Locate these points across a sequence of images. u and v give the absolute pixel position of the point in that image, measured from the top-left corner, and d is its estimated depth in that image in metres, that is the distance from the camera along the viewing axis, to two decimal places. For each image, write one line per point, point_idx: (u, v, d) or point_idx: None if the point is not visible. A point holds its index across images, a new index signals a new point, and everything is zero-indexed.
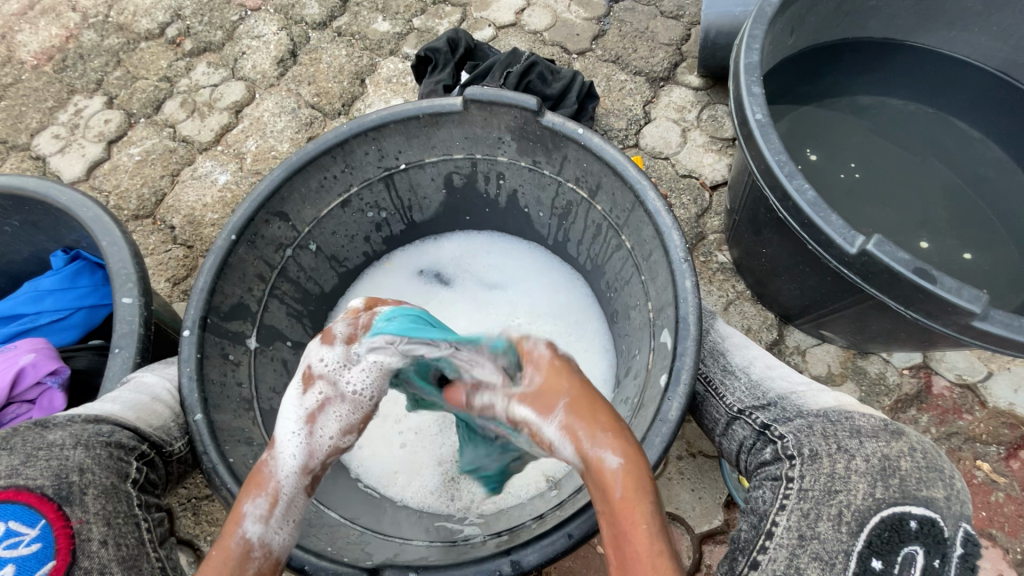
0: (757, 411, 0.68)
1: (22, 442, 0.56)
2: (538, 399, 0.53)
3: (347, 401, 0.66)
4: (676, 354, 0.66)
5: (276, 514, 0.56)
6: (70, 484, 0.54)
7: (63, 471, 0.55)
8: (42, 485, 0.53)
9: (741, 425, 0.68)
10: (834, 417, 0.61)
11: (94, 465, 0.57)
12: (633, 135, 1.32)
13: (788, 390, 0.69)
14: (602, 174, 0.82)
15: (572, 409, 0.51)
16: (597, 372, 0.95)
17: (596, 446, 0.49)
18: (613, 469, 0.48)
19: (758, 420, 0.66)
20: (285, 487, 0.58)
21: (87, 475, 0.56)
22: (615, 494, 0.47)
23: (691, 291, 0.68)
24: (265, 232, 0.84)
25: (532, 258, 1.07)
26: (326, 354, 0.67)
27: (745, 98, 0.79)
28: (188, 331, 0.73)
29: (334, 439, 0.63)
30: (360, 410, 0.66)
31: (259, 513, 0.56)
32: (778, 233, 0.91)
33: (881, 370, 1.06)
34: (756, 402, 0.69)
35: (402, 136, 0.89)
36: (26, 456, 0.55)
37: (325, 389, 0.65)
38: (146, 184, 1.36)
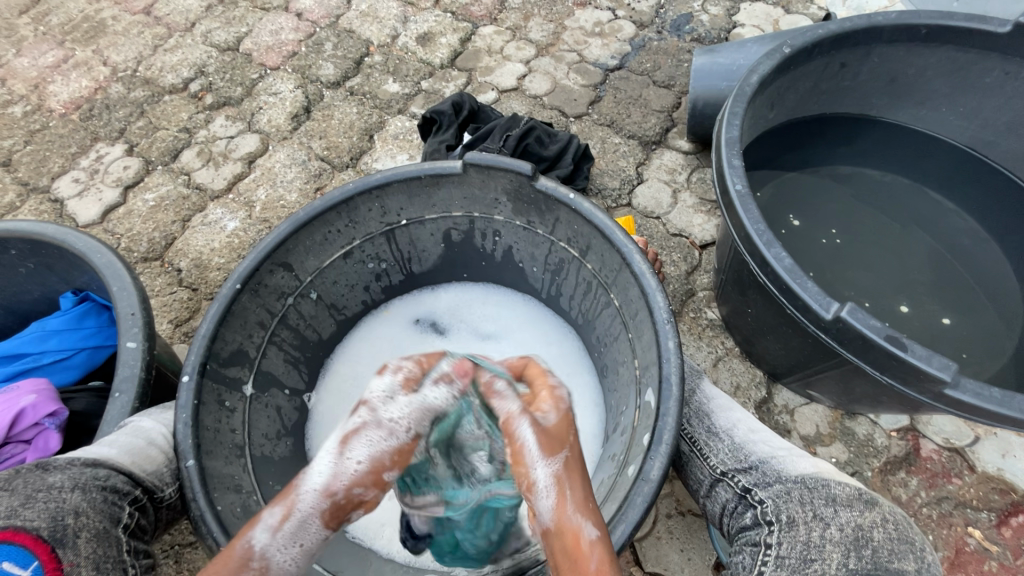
0: (738, 472, 0.69)
1: (23, 484, 0.58)
2: (546, 439, 0.57)
3: (391, 433, 0.58)
4: (659, 414, 0.68)
5: (285, 529, 0.55)
6: (65, 526, 0.56)
7: (60, 513, 0.56)
8: (38, 527, 0.55)
9: (723, 487, 0.70)
10: (812, 484, 0.63)
11: (89, 508, 0.59)
12: (626, 195, 1.38)
13: (769, 453, 0.70)
14: (592, 236, 0.86)
15: (570, 467, 0.57)
16: (586, 427, 0.98)
17: (578, 516, 0.55)
18: (588, 539, 0.54)
19: (739, 483, 0.68)
20: (302, 505, 0.55)
21: (82, 518, 0.57)
22: (592, 566, 0.53)
23: (674, 351, 0.70)
24: (268, 281, 0.88)
25: (526, 310, 1.11)
26: (378, 384, 0.62)
27: (726, 171, 0.84)
28: (187, 377, 0.75)
29: (361, 466, 0.56)
30: (395, 441, 0.58)
31: (271, 523, 0.55)
32: (760, 294, 0.94)
33: (869, 431, 1.07)
34: (738, 464, 0.70)
35: (404, 195, 0.94)
36: (26, 497, 0.56)
37: (364, 414, 0.59)
38: (158, 229, 1.41)
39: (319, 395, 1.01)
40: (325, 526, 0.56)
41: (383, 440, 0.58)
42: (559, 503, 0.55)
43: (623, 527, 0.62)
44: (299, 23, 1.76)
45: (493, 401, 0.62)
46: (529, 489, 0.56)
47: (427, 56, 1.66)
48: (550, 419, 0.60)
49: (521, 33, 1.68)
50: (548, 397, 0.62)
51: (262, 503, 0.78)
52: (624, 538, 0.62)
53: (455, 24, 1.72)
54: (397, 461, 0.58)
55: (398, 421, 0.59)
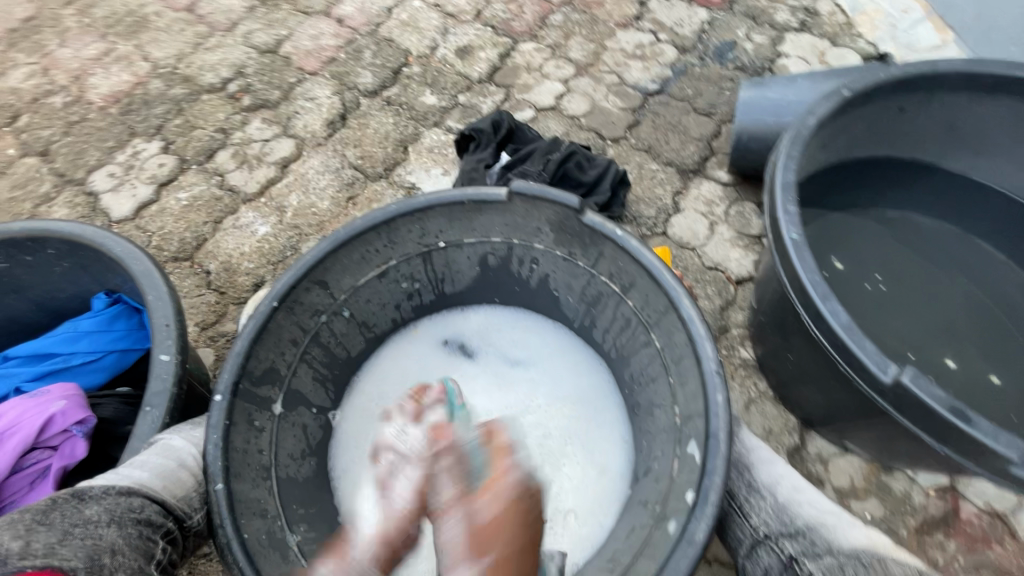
0: (783, 538, 0.67)
1: (60, 517, 0.57)
2: (487, 527, 0.62)
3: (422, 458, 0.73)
4: (704, 471, 0.65)
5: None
6: (101, 566, 0.55)
7: (97, 552, 0.55)
8: (75, 568, 0.53)
9: (767, 551, 0.67)
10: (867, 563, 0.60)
11: (125, 546, 0.58)
12: (661, 224, 1.35)
13: (817, 520, 0.68)
14: (637, 274, 0.84)
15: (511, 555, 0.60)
16: (613, 464, 0.95)
17: None
18: None
19: (785, 550, 0.66)
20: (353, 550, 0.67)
21: (117, 557, 0.56)
22: None
23: (723, 406, 0.68)
24: (304, 299, 0.87)
25: (557, 339, 1.08)
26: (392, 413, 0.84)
27: (781, 217, 0.82)
28: (219, 396, 0.74)
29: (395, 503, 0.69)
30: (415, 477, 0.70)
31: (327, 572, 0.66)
32: (805, 342, 0.91)
33: (906, 488, 1.03)
34: (783, 528, 0.68)
35: (445, 219, 0.93)
36: (63, 533, 0.55)
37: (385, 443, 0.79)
38: (190, 229, 1.42)
39: (344, 412, 0.98)
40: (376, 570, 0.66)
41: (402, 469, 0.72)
42: None
43: None
44: (339, 29, 1.77)
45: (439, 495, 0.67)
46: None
47: (465, 69, 1.65)
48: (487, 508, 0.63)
49: (561, 51, 1.67)
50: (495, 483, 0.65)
51: (287, 529, 0.76)
52: None
53: (495, 38, 1.71)
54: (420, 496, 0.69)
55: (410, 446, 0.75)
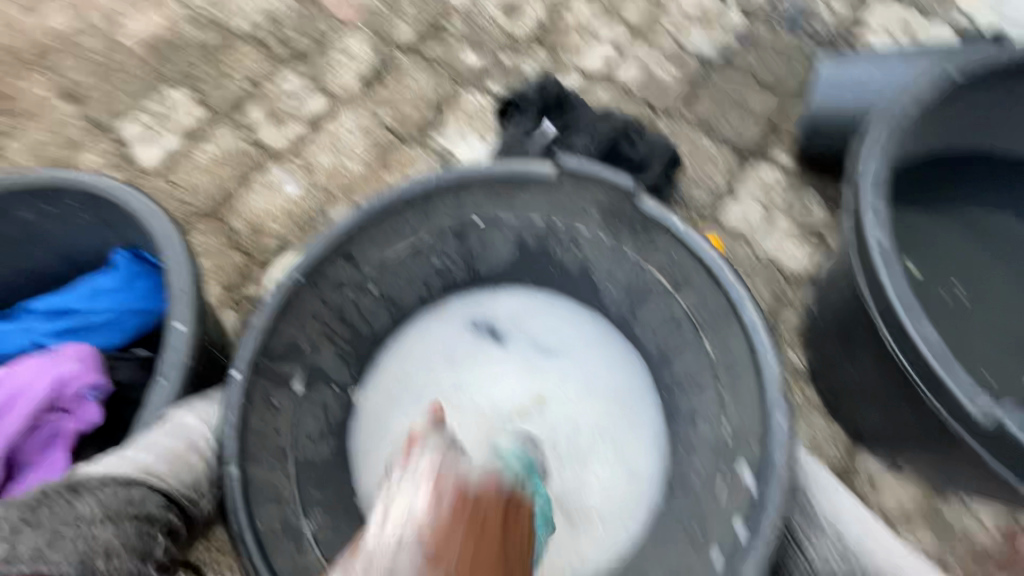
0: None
1: (49, 516, 0.53)
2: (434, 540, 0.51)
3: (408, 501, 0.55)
4: (761, 504, 0.60)
5: None
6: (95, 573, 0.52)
7: (89, 556, 0.52)
8: None
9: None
10: None
11: (120, 547, 0.55)
12: (713, 209, 1.25)
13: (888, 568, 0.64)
14: (693, 271, 0.75)
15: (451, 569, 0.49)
16: (644, 469, 0.89)
17: None
18: None
19: None
20: None
21: (110, 560, 0.54)
22: None
23: (786, 434, 0.62)
24: (331, 273, 0.82)
25: (592, 329, 0.99)
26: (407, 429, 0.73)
27: (867, 217, 0.71)
28: (237, 374, 0.70)
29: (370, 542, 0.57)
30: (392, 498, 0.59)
31: None
32: (872, 357, 0.82)
33: (960, 519, 0.95)
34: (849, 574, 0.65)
35: (484, 194, 0.85)
36: (53, 535, 0.52)
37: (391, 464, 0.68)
38: (217, 184, 1.37)
39: (366, 391, 0.94)
40: None
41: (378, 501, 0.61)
42: None
43: None
44: None
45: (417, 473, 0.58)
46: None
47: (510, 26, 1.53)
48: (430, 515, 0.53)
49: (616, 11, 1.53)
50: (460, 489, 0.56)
51: (302, 515, 0.73)
52: None
53: None
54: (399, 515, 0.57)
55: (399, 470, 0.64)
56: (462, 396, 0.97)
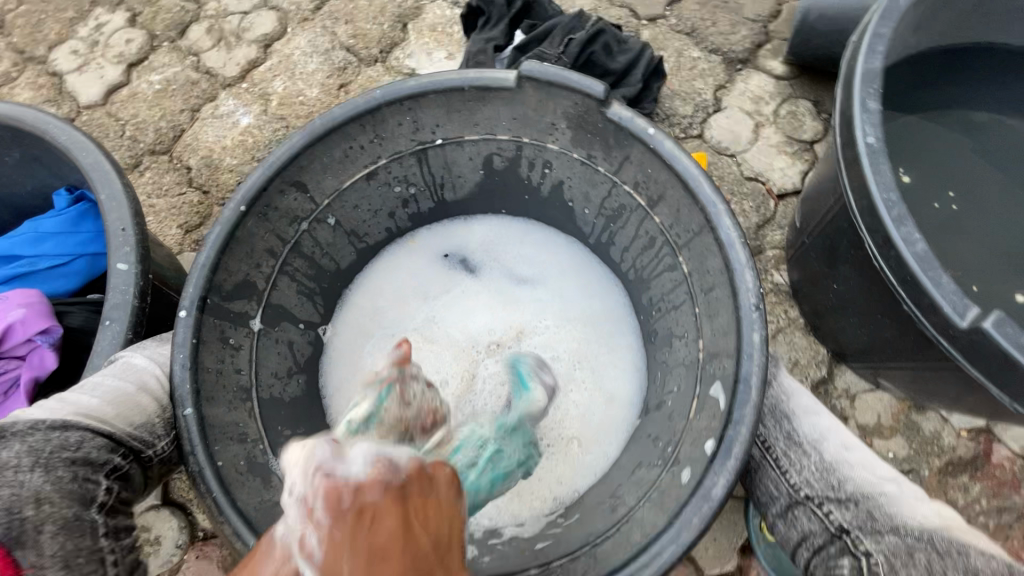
0: (828, 502, 0.63)
1: None
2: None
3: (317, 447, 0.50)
4: (730, 420, 0.56)
5: None
6: (22, 521, 0.50)
7: (16, 503, 0.51)
8: None
9: (807, 514, 0.63)
10: (937, 543, 0.57)
11: (53, 494, 0.52)
12: (698, 124, 1.17)
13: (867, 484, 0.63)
14: (668, 184, 0.70)
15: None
16: (623, 393, 0.88)
17: None
18: None
19: (833, 520, 0.61)
20: None
21: (44, 506, 0.52)
22: None
23: (759, 347, 0.58)
24: (279, 203, 0.75)
25: (570, 255, 0.96)
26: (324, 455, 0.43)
27: (857, 115, 0.65)
28: (184, 312, 0.66)
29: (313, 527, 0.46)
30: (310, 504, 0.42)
31: None
32: (857, 272, 0.78)
33: (936, 429, 0.96)
34: (829, 491, 0.63)
35: (442, 109, 0.78)
36: None
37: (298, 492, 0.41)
38: (165, 118, 1.27)
39: (336, 328, 0.91)
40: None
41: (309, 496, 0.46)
42: None
43: (671, 548, 0.54)
44: None
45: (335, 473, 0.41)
46: None
47: None
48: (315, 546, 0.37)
49: None
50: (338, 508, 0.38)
51: (270, 453, 0.72)
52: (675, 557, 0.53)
53: None
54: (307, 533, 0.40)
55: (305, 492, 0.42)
56: (436, 329, 0.93)
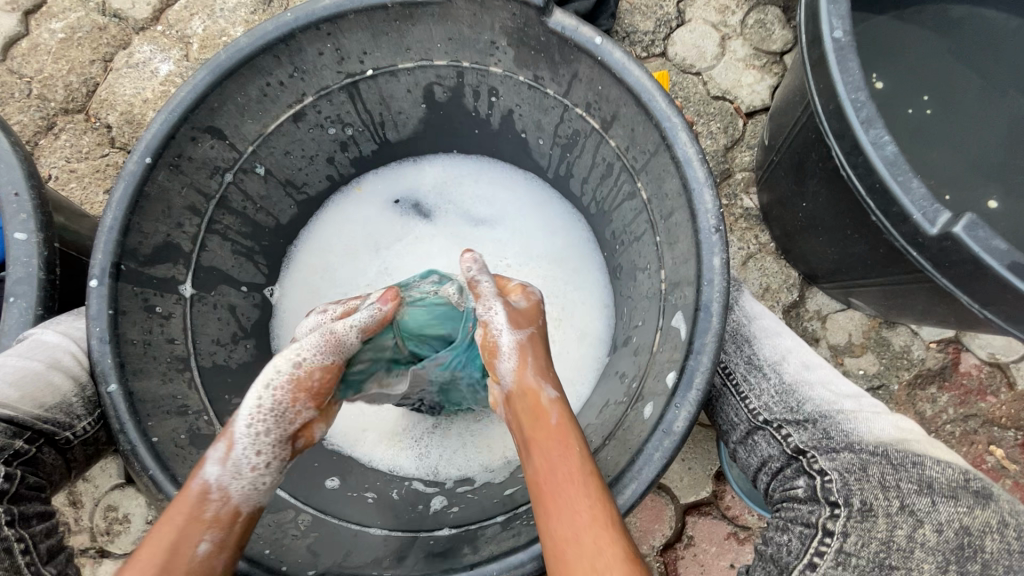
0: (786, 424, 0.60)
1: None
2: (533, 340, 0.59)
3: (263, 384, 0.56)
4: (690, 351, 0.53)
5: (218, 527, 0.53)
6: None
7: None
8: None
9: (766, 438, 0.61)
10: (897, 459, 0.55)
11: None
12: (661, 41, 1.08)
13: (829, 405, 0.61)
14: (620, 102, 0.64)
15: (535, 339, 0.59)
16: (591, 332, 0.84)
17: (538, 382, 0.57)
18: (550, 398, 0.56)
19: (790, 441, 0.59)
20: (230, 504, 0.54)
21: None
22: (552, 420, 0.54)
23: (720, 271, 0.54)
24: (192, 153, 0.67)
25: (528, 192, 0.90)
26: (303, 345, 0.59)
27: (823, 6, 0.58)
28: (95, 281, 0.60)
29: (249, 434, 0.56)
30: (269, 400, 0.56)
31: (208, 536, 0.52)
32: (826, 187, 0.74)
33: (907, 343, 0.96)
34: (788, 413, 0.61)
35: (366, 33, 0.69)
36: None
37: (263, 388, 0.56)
38: (74, 71, 1.13)
39: (284, 289, 0.85)
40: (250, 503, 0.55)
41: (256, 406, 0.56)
42: (520, 369, 0.58)
43: (634, 485, 0.52)
44: None
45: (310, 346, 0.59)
46: (494, 353, 0.59)
47: None
48: (521, 304, 0.62)
49: None
50: (520, 292, 0.64)
51: (217, 424, 0.68)
52: (637, 494, 0.51)
53: None
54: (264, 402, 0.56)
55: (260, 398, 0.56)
56: (392, 280, 0.88)
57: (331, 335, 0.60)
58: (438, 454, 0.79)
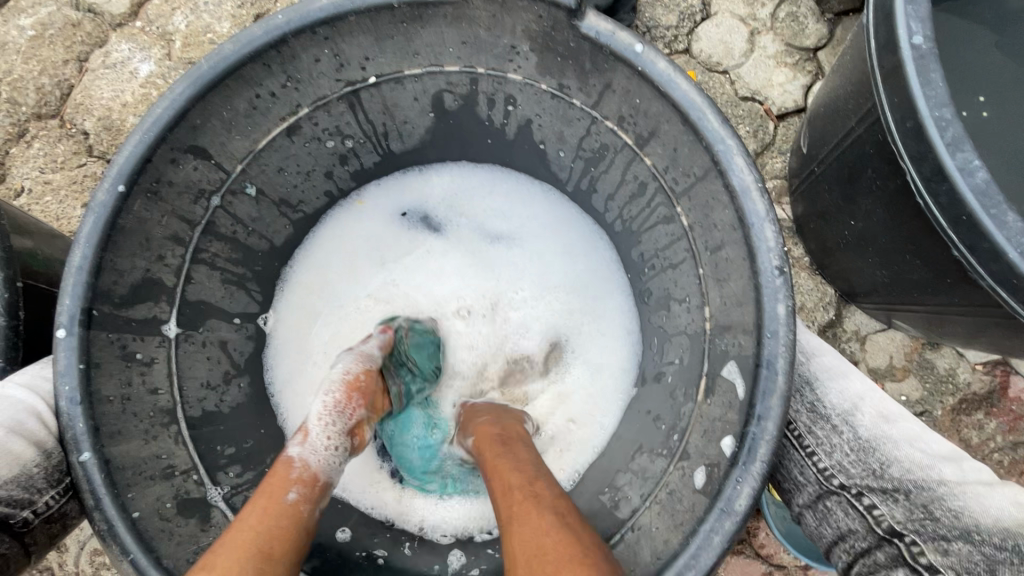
0: (869, 493, 0.53)
1: None
2: (470, 418, 0.66)
3: (325, 386, 0.60)
4: (752, 416, 0.47)
5: (309, 483, 0.51)
6: None
7: None
8: None
9: (844, 508, 0.53)
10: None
11: None
12: (684, 37, 0.99)
13: (923, 473, 0.54)
14: (661, 118, 0.56)
15: (473, 413, 0.67)
16: (615, 362, 0.75)
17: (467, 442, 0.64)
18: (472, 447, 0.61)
19: (875, 515, 0.52)
20: (316, 468, 0.53)
21: None
22: (483, 458, 0.58)
23: (784, 321, 0.47)
24: (172, 176, 0.59)
25: (546, 208, 0.80)
26: (348, 359, 0.64)
27: (899, 8, 0.50)
28: (64, 332, 0.52)
29: (323, 413, 0.57)
30: (333, 389, 0.59)
31: (299, 489, 0.50)
32: (883, 207, 0.66)
33: (951, 366, 0.89)
34: (873, 481, 0.53)
35: (369, 36, 0.60)
36: None
37: (336, 373, 0.61)
38: (46, 72, 1.03)
39: (278, 313, 0.75)
40: (330, 470, 0.54)
41: (327, 390, 0.59)
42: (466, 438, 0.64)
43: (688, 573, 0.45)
44: None
45: (357, 356, 0.64)
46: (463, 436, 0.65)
47: None
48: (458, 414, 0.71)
49: None
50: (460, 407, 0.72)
51: (207, 483, 0.62)
52: None
53: None
54: (332, 389, 0.59)
55: (326, 386, 0.60)
56: (398, 297, 0.78)
57: (362, 351, 0.65)
58: (450, 501, 0.74)
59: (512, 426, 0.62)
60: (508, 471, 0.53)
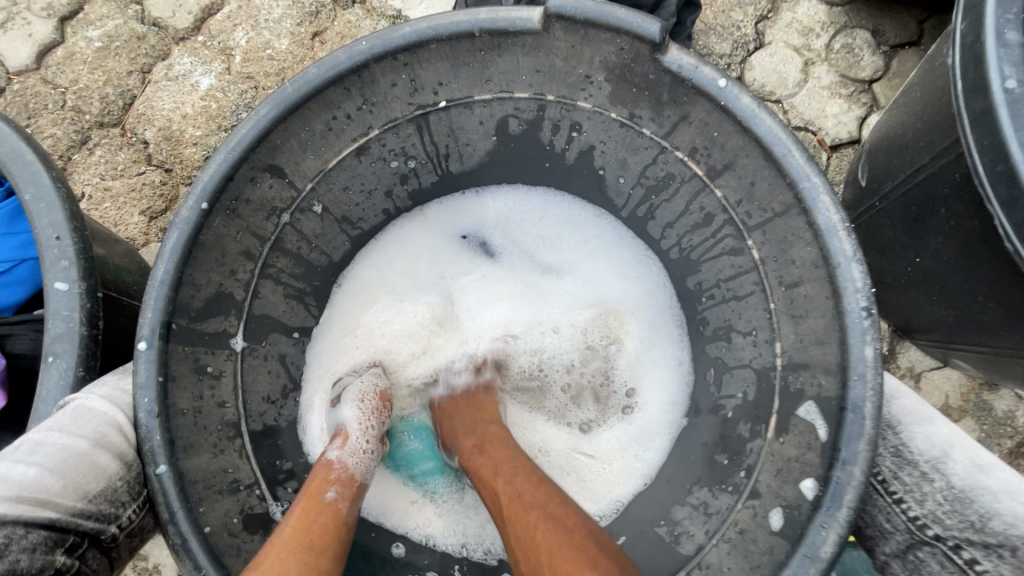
0: (969, 546, 0.51)
1: None
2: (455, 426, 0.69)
3: (353, 392, 0.67)
4: (837, 462, 0.48)
5: (346, 484, 0.59)
6: None
7: None
8: None
9: (937, 559, 0.52)
10: None
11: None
12: (738, 65, 0.99)
13: None
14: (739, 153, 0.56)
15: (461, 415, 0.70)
16: (665, 395, 0.73)
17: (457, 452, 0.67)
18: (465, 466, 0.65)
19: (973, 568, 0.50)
20: (351, 475, 0.60)
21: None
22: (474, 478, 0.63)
23: (873, 364, 0.48)
24: (250, 194, 0.61)
25: (600, 232, 0.79)
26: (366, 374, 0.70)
27: (990, 52, 0.50)
28: (144, 344, 0.53)
29: (356, 420, 0.64)
30: (364, 398, 0.66)
31: (340, 490, 0.58)
32: (954, 248, 0.65)
33: (1010, 409, 0.86)
34: (972, 533, 0.52)
35: (446, 63, 0.61)
36: None
37: (363, 384, 0.68)
38: (110, 82, 1.06)
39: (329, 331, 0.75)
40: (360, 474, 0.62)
41: (354, 398, 0.66)
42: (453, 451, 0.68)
43: None
44: None
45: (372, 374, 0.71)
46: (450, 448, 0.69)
47: None
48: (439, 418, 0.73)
49: None
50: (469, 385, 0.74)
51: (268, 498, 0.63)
52: None
53: None
54: (362, 397, 0.66)
55: (355, 392, 0.67)
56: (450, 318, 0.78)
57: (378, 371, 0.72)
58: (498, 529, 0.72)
59: (490, 442, 0.64)
60: (495, 496, 0.58)
